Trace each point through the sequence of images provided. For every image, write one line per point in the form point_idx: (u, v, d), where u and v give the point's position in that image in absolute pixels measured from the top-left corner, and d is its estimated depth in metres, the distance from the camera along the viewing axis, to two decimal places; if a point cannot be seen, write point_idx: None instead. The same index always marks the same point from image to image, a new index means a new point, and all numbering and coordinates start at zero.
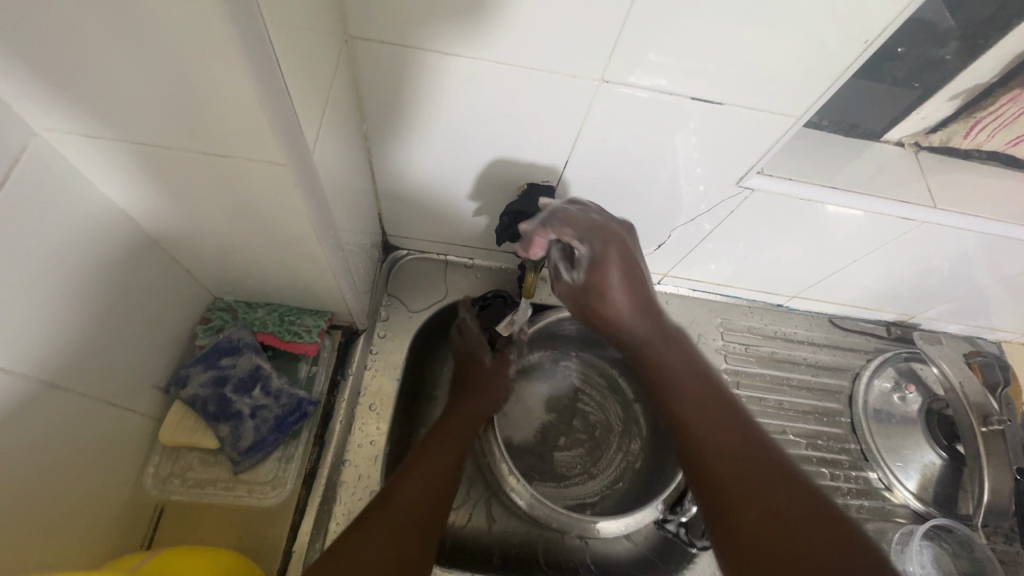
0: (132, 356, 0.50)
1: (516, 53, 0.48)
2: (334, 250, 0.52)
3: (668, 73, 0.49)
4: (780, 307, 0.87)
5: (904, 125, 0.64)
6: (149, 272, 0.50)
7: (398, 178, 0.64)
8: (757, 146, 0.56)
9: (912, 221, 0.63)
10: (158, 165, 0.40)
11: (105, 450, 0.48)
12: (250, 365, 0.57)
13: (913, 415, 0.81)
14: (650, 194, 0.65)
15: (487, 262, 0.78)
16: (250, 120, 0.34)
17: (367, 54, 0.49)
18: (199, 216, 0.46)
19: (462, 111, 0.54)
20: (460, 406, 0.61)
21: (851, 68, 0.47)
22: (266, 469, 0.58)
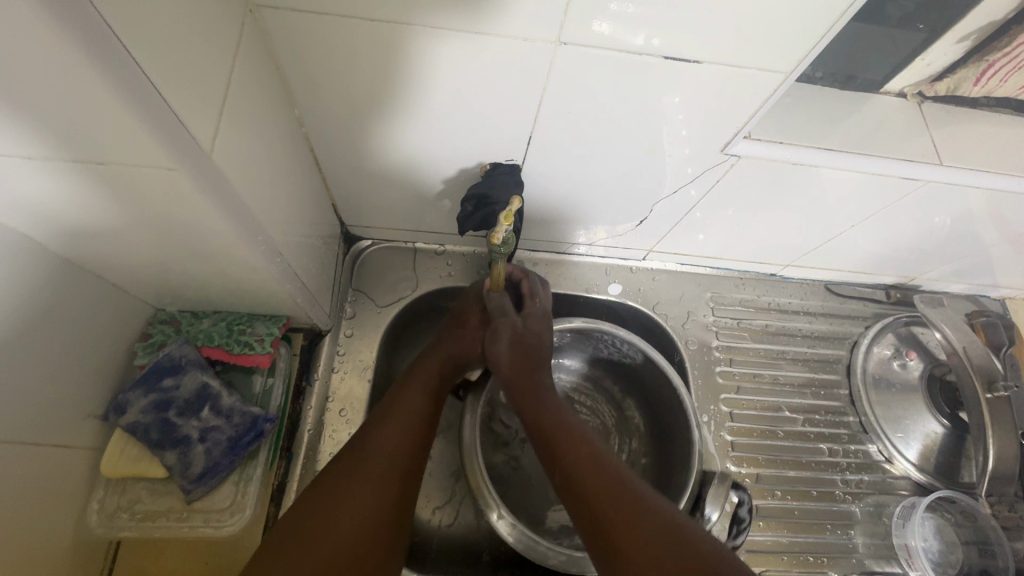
0: (55, 386, 0.46)
1: (458, 16, 0.41)
2: (270, 255, 0.46)
3: (638, 28, 0.42)
4: (774, 276, 0.82)
5: (908, 73, 0.58)
6: (61, 292, 0.45)
7: (346, 165, 0.58)
8: (741, 109, 0.50)
9: (916, 182, 0.57)
10: (31, 179, 0.34)
11: (32, 491, 0.44)
12: (196, 385, 0.53)
13: (915, 382, 0.77)
14: (627, 167, 0.59)
15: (459, 247, 0.72)
16: (115, 116, 0.28)
17: (286, 27, 0.42)
18: (101, 229, 0.40)
19: (405, 87, 0.48)
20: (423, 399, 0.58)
21: (851, 11, 0.41)
22: (222, 495, 0.52)
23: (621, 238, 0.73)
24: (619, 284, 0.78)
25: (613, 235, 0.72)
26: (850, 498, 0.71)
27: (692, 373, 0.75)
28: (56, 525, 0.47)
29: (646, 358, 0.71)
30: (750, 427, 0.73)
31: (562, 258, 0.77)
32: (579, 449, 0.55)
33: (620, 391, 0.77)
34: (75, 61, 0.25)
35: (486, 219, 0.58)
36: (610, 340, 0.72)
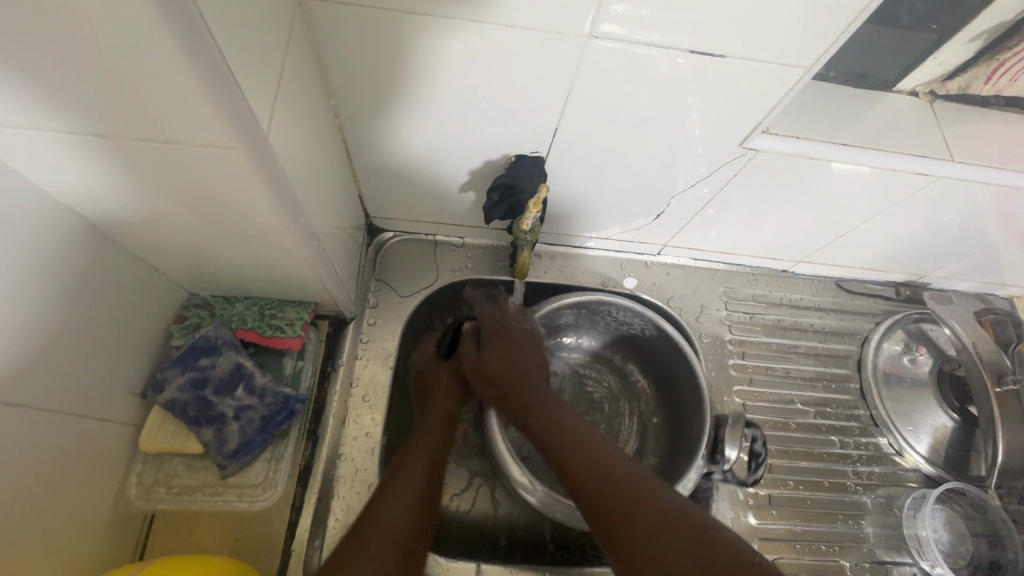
0: (99, 360, 0.48)
1: (492, 9, 0.43)
2: (307, 239, 0.48)
3: (665, 22, 0.44)
4: (786, 272, 0.83)
5: (920, 72, 0.60)
6: (108, 270, 0.47)
7: (374, 156, 0.59)
8: (760, 104, 0.52)
9: (928, 177, 0.59)
10: (99, 156, 0.37)
11: (75, 461, 0.46)
12: (230, 364, 0.55)
13: (925, 378, 0.78)
14: (647, 161, 0.60)
15: (478, 240, 0.74)
16: (185, 94, 0.31)
17: (327, 19, 0.44)
18: (152, 208, 0.42)
19: (438, 79, 0.50)
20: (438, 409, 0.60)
21: (871, 8, 0.42)
22: (255, 472, 0.55)
23: (637, 232, 0.75)
24: (634, 278, 0.80)
25: (630, 229, 0.74)
26: (862, 489, 0.72)
27: (706, 365, 0.77)
28: (96, 496, 0.48)
29: (656, 329, 0.72)
30: (763, 418, 0.74)
31: (579, 252, 0.79)
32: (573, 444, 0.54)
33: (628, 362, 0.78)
34: (156, 37, 0.27)
35: (511, 210, 0.60)
36: (613, 313, 0.73)
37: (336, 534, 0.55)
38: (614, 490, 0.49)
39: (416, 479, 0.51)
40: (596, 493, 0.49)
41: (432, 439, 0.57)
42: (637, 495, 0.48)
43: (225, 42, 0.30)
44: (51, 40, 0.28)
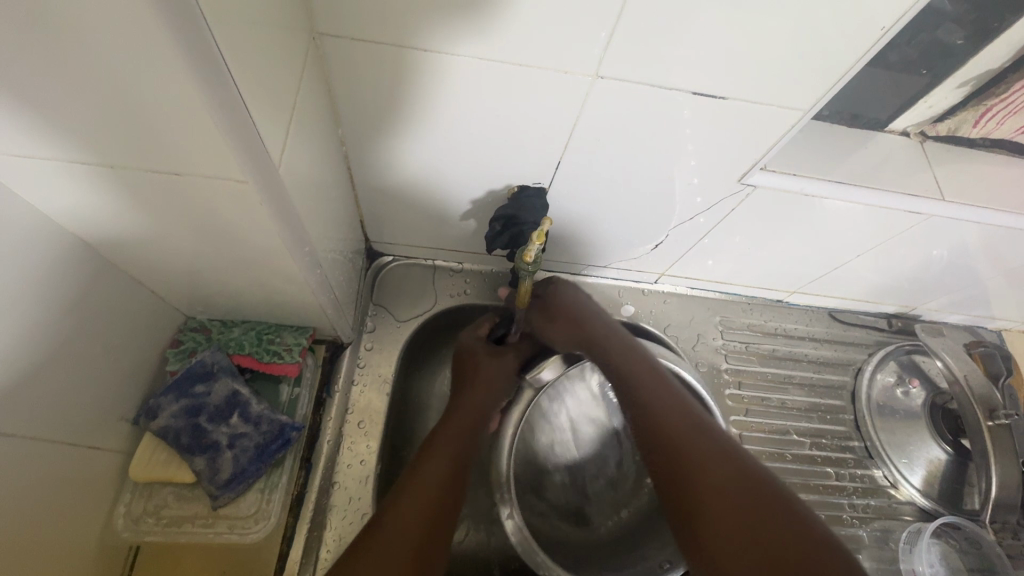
0: (93, 386, 0.47)
1: (501, 48, 0.44)
2: (311, 266, 0.48)
3: (667, 64, 0.45)
4: (781, 302, 0.84)
5: (911, 114, 0.62)
6: (106, 295, 0.47)
7: (378, 182, 0.60)
8: (758, 144, 0.53)
9: (918, 215, 0.61)
10: (108, 185, 0.37)
11: (63, 490, 0.45)
12: (226, 391, 0.54)
13: (918, 409, 0.79)
14: (646, 194, 0.61)
15: (477, 266, 0.74)
16: (201, 127, 0.31)
17: (337, 53, 0.44)
18: (157, 234, 0.42)
19: (444, 112, 0.50)
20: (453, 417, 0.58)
21: (865, 57, 0.44)
22: (247, 503, 0.54)
23: (635, 261, 0.75)
24: (631, 306, 0.80)
25: (628, 258, 0.75)
26: (857, 522, 0.72)
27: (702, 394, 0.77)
28: (83, 526, 0.47)
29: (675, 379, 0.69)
30: (759, 449, 0.74)
31: (576, 279, 0.80)
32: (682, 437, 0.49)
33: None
34: (175, 75, 0.28)
35: (513, 239, 0.61)
36: None
37: (326, 567, 0.54)
38: (715, 498, 0.44)
39: (436, 482, 0.51)
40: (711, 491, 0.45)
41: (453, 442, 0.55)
42: (724, 502, 0.44)
43: (242, 81, 0.31)
44: (71, 77, 0.28)
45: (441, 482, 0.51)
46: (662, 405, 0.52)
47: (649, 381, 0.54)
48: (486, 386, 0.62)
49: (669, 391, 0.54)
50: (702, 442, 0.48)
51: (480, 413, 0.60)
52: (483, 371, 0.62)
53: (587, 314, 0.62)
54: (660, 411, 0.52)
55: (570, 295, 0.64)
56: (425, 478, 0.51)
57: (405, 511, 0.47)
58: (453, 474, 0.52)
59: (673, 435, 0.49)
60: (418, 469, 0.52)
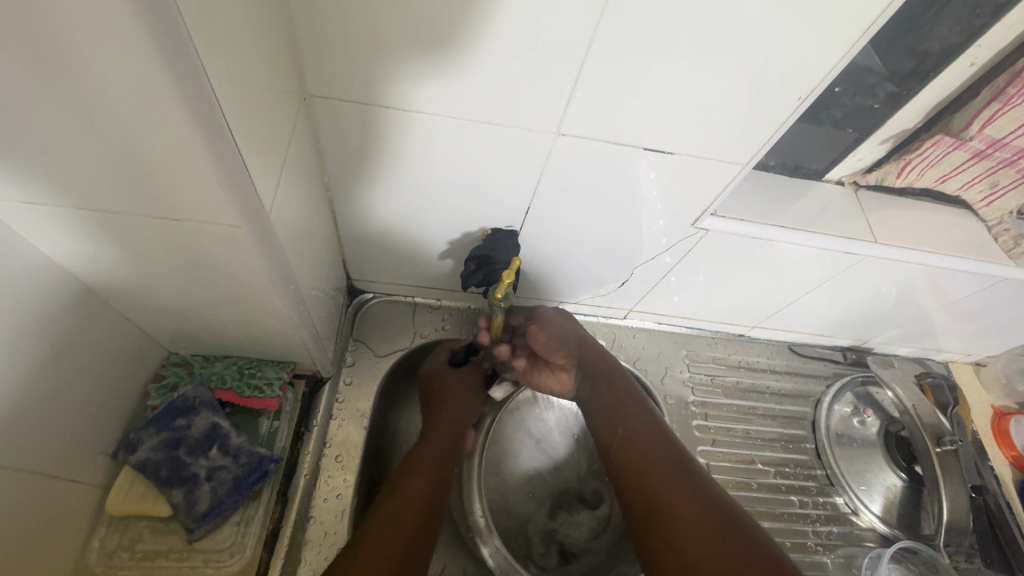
0: (74, 419, 0.48)
1: (474, 109, 0.49)
2: (295, 303, 0.51)
3: (619, 122, 0.51)
4: (743, 336, 0.89)
5: (844, 165, 0.69)
6: (95, 331, 0.49)
7: (359, 225, 0.64)
8: (708, 192, 0.59)
9: (857, 256, 0.66)
10: (109, 228, 0.40)
11: (37, 523, 0.45)
12: (207, 425, 0.56)
13: (874, 438, 0.84)
14: (611, 236, 0.66)
15: (454, 302, 0.78)
16: (202, 179, 0.35)
17: (324, 111, 0.49)
18: (150, 274, 0.45)
19: (422, 163, 0.55)
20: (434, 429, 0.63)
21: (789, 120, 0.51)
22: (224, 535, 0.55)
23: (604, 298, 0.80)
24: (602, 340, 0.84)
25: (597, 295, 0.79)
26: (821, 549, 0.74)
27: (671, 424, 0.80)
28: (51, 563, 0.47)
29: None
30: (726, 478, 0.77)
31: None
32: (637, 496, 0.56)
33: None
34: (185, 135, 0.32)
35: (487, 277, 0.64)
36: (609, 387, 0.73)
37: None
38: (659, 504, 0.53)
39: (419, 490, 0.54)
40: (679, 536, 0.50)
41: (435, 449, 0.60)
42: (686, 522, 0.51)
43: (244, 139, 0.35)
44: (88, 135, 0.32)
45: (428, 486, 0.55)
46: (645, 441, 0.59)
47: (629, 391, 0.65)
48: (459, 399, 0.68)
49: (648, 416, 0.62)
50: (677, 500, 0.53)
51: (457, 427, 0.64)
52: (454, 389, 0.68)
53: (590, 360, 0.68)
54: (662, 479, 0.55)
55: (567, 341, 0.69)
56: (408, 484, 0.54)
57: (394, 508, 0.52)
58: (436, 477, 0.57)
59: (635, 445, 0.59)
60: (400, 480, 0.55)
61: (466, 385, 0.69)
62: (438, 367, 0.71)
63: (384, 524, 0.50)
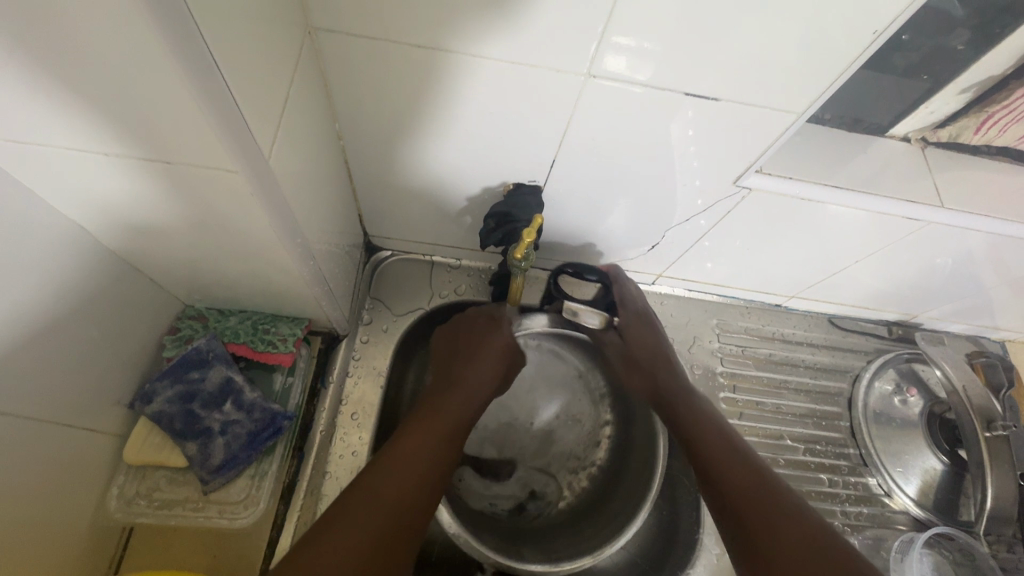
0: (87, 372, 0.48)
1: (497, 46, 0.44)
2: (304, 258, 0.49)
3: (660, 60, 0.45)
4: (779, 307, 0.84)
5: (912, 119, 0.62)
6: (103, 282, 0.47)
7: (376, 177, 0.60)
8: (756, 147, 0.53)
9: (919, 222, 0.60)
10: (102, 174, 0.37)
11: (54, 473, 0.46)
12: (220, 378, 0.56)
13: (915, 419, 0.78)
14: (644, 194, 0.61)
15: (474, 261, 0.75)
16: (190, 119, 0.31)
17: (332, 47, 0.45)
18: (156, 223, 0.43)
19: (440, 107, 0.51)
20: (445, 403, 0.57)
21: (858, 61, 0.44)
22: (237, 488, 0.55)
23: (632, 261, 0.75)
24: None
25: (625, 258, 0.75)
26: (849, 530, 0.71)
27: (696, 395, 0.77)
28: (72, 511, 0.48)
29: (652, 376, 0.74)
30: None
31: None
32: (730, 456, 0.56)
33: (605, 413, 0.74)
34: (157, 58, 0.28)
35: (506, 237, 0.60)
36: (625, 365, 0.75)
37: None
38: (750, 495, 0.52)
39: (421, 448, 0.51)
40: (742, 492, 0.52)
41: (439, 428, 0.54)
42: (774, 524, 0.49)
43: (230, 64, 0.31)
44: (67, 69, 0.29)
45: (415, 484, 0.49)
46: (751, 478, 0.53)
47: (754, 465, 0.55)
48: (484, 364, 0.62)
49: (721, 428, 0.59)
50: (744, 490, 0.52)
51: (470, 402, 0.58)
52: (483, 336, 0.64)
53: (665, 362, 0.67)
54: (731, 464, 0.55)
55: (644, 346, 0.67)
56: (421, 445, 0.51)
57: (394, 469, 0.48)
58: (445, 438, 0.53)
59: (747, 489, 0.52)
60: (403, 434, 0.52)
61: (503, 341, 0.64)
62: (473, 310, 0.68)
63: (380, 485, 0.47)
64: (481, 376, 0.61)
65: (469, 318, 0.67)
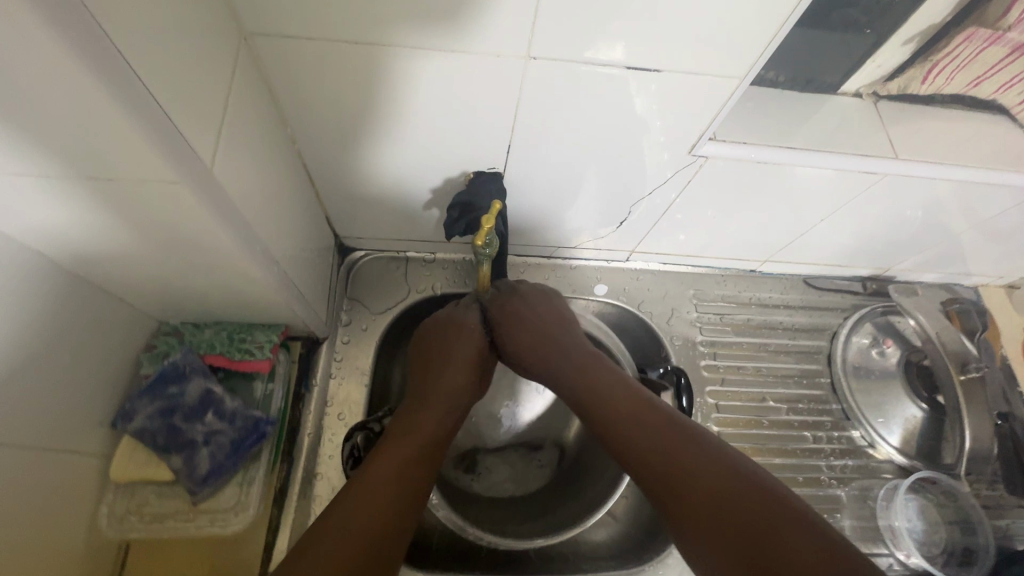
0: (66, 397, 0.48)
1: (432, 35, 0.44)
2: (266, 264, 0.49)
3: (598, 35, 0.45)
4: (754, 272, 0.85)
5: (861, 74, 0.62)
6: (70, 307, 0.48)
7: (338, 178, 0.61)
8: (707, 114, 0.54)
9: (876, 175, 0.61)
10: (49, 198, 0.37)
11: (42, 499, 0.46)
12: (200, 391, 0.56)
13: (893, 369, 0.80)
14: (605, 171, 0.62)
15: (448, 254, 0.75)
16: (130, 138, 0.32)
17: (270, 50, 0.45)
18: (114, 243, 0.43)
19: (388, 102, 0.51)
20: (423, 415, 0.56)
21: (792, 18, 0.44)
22: (227, 495, 0.56)
23: (603, 240, 0.76)
24: (605, 284, 0.81)
25: (596, 237, 0.76)
26: (836, 483, 0.73)
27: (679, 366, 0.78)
28: (65, 535, 0.49)
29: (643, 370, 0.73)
30: (735, 417, 0.76)
31: (549, 262, 0.80)
32: (637, 420, 0.52)
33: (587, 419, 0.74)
34: (73, 77, 0.28)
35: (471, 225, 0.61)
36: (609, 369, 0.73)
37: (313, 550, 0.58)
38: (662, 461, 0.48)
39: (399, 465, 0.50)
40: (654, 462, 0.49)
41: (413, 440, 0.53)
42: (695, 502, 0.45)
43: (147, 76, 0.31)
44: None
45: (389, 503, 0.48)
46: (648, 436, 0.50)
47: (672, 428, 0.50)
48: (462, 363, 0.61)
49: (624, 388, 0.55)
50: (659, 452, 0.49)
51: (450, 415, 0.58)
52: (455, 341, 0.63)
53: (555, 342, 0.62)
54: (636, 434, 0.51)
55: (533, 320, 0.63)
56: (392, 457, 0.50)
57: (362, 499, 0.47)
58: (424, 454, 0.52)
59: (665, 473, 0.48)
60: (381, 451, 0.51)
61: (477, 344, 0.63)
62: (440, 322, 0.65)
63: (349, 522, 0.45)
64: (450, 391, 0.60)
65: (437, 325, 0.65)
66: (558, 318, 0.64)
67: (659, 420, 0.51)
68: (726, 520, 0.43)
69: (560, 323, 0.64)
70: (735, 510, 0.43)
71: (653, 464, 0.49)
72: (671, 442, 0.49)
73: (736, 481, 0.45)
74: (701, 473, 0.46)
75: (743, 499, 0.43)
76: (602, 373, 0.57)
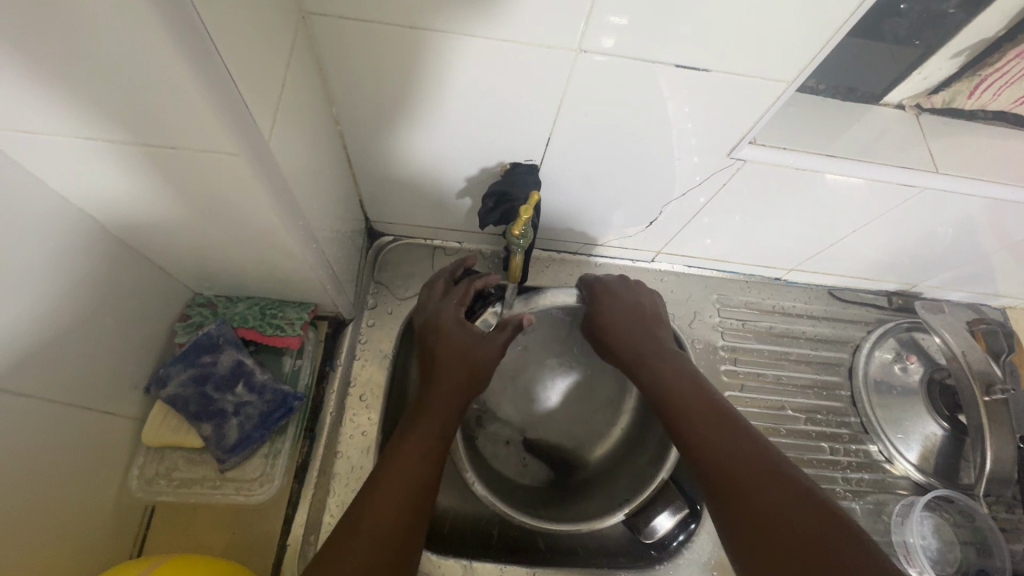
0: (106, 359, 0.50)
1: (484, 23, 0.45)
2: (306, 241, 0.50)
3: (650, 32, 0.45)
4: (779, 281, 0.85)
5: (905, 86, 0.62)
6: (115, 271, 0.49)
7: (376, 161, 0.61)
8: (749, 118, 0.54)
9: (914, 188, 0.60)
10: (108, 163, 0.38)
11: (78, 456, 0.48)
12: (231, 361, 0.58)
13: (915, 386, 0.80)
14: (641, 170, 0.62)
15: (474, 244, 0.76)
16: (195, 107, 0.32)
17: (324, 30, 0.45)
18: (164, 212, 0.44)
19: (434, 88, 0.51)
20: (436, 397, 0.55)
21: (847, 25, 0.44)
22: (253, 466, 0.58)
23: (631, 239, 0.76)
24: None
25: (624, 236, 0.76)
26: (850, 496, 0.73)
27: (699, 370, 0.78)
28: (97, 493, 0.51)
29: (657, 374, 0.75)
30: (753, 423, 0.75)
31: (575, 258, 0.81)
32: (709, 419, 0.52)
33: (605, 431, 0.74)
34: (152, 43, 0.28)
35: (506, 215, 0.61)
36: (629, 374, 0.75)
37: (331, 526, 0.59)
38: (727, 460, 0.48)
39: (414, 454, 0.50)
40: (718, 458, 0.49)
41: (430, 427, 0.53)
42: (759, 497, 0.45)
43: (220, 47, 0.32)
44: (71, 59, 0.30)
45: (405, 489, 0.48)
46: (719, 435, 0.50)
47: (746, 434, 0.49)
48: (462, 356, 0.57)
49: (701, 389, 0.55)
50: (725, 451, 0.49)
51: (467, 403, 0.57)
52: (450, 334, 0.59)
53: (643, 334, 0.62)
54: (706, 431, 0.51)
55: (624, 310, 0.63)
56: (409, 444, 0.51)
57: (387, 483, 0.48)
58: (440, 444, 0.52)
59: (734, 459, 0.48)
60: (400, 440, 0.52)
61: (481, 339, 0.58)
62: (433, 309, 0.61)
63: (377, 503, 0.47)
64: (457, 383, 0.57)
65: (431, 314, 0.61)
66: (646, 312, 0.64)
67: (733, 423, 0.51)
68: (782, 528, 0.42)
69: (649, 320, 0.63)
70: (790, 522, 0.42)
71: (713, 460, 0.49)
72: (740, 446, 0.48)
73: (797, 494, 0.44)
74: (768, 480, 0.45)
75: (805, 513, 0.42)
76: (677, 373, 0.57)
